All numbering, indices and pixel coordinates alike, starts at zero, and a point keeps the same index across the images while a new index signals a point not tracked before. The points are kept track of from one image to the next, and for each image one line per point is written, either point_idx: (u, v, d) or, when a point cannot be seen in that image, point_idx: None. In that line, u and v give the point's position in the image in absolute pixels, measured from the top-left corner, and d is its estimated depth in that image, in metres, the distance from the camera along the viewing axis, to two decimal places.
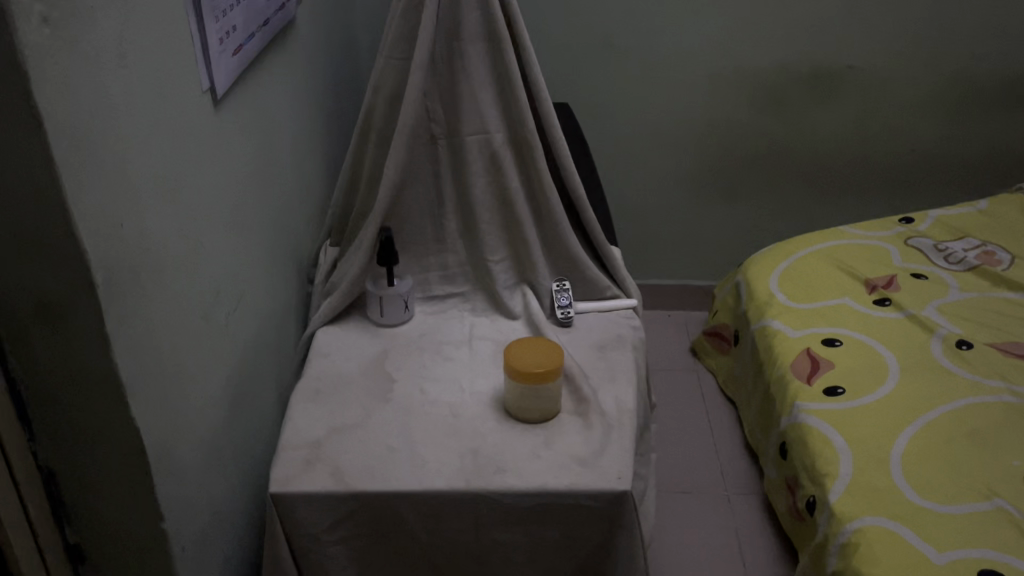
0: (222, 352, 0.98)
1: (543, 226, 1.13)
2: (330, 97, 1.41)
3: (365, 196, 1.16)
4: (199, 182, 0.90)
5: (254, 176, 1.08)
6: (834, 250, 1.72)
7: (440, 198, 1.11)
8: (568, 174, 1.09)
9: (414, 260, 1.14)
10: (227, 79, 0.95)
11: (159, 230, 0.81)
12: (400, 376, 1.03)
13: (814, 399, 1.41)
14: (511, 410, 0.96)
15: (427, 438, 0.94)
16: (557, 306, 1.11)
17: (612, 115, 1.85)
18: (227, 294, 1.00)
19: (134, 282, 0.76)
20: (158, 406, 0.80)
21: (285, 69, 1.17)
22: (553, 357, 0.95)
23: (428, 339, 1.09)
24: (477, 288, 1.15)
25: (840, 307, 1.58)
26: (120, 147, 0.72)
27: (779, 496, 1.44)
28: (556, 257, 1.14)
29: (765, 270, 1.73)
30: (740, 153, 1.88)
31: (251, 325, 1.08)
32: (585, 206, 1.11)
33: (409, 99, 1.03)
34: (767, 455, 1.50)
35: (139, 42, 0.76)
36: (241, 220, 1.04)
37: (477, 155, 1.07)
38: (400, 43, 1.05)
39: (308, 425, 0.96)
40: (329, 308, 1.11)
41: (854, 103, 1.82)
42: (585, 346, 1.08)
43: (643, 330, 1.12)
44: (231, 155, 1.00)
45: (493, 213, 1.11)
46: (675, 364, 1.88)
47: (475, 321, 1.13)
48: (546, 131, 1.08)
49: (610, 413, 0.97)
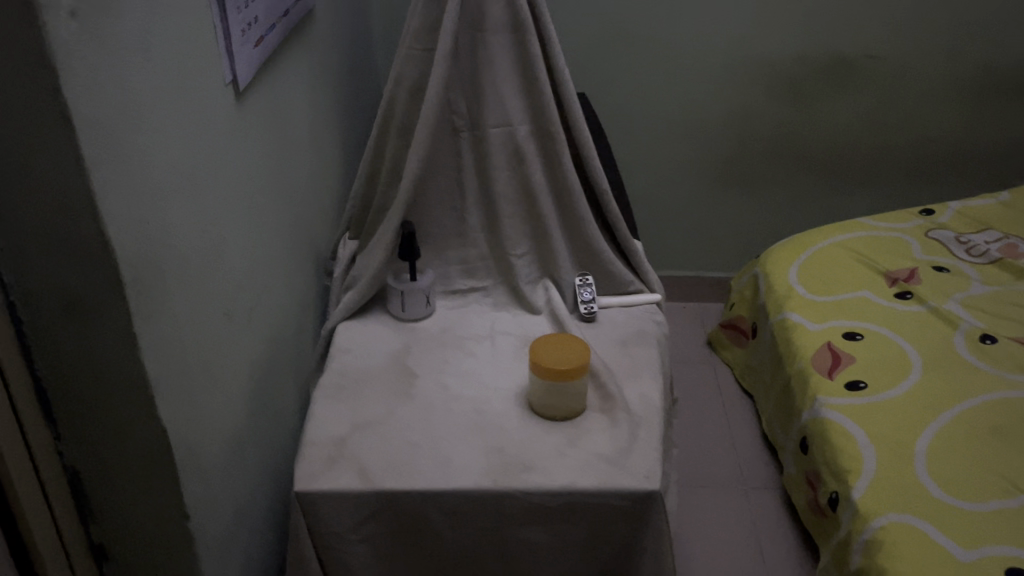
0: (244, 347, 0.96)
1: (566, 219, 1.11)
2: (347, 88, 1.39)
3: (386, 188, 1.14)
4: (222, 177, 0.89)
5: (275, 170, 1.07)
6: (853, 242, 1.70)
7: (462, 191, 1.10)
8: (592, 167, 1.08)
9: (435, 254, 1.13)
10: (249, 72, 0.94)
11: (184, 225, 0.80)
12: (423, 372, 1.02)
13: (835, 394, 1.39)
14: (536, 407, 0.95)
15: (452, 435, 0.93)
16: (581, 301, 1.10)
17: (629, 105, 1.83)
18: (249, 289, 0.98)
19: (160, 279, 0.74)
20: (183, 405, 0.79)
21: (304, 59, 1.16)
22: (579, 354, 0.94)
23: (450, 334, 1.08)
24: (499, 282, 1.13)
25: (860, 300, 1.56)
26: (145, 142, 0.71)
27: (799, 491, 1.42)
28: (579, 251, 1.12)
29: (784, 262, 1.72)
30: (757, 144, 1.86)
31: (272, 320, 1.07)
32: (609, 198, 1.10)
33: (432, 91, 1.02)
34: (786, 450, 1.49)
35: (163, 34, 0.74)
36: (261, 215, 1.02)
37: (500, 148, 1.06)
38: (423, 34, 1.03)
39: (331, 422, 0.95)
40: (351, 303, 1.10)
41: (873, 92, 1.80)
42: (609, 342, 1.07)
43: (666, 325, 1.11)
44: (252, 148, 0.98)
45: (515, 206, 1.09)
46: (691, 356, 1.87)
47: (496, 315, 1.11)
48: (570, 124, 1.06)
49: (637, 410, 0.96)
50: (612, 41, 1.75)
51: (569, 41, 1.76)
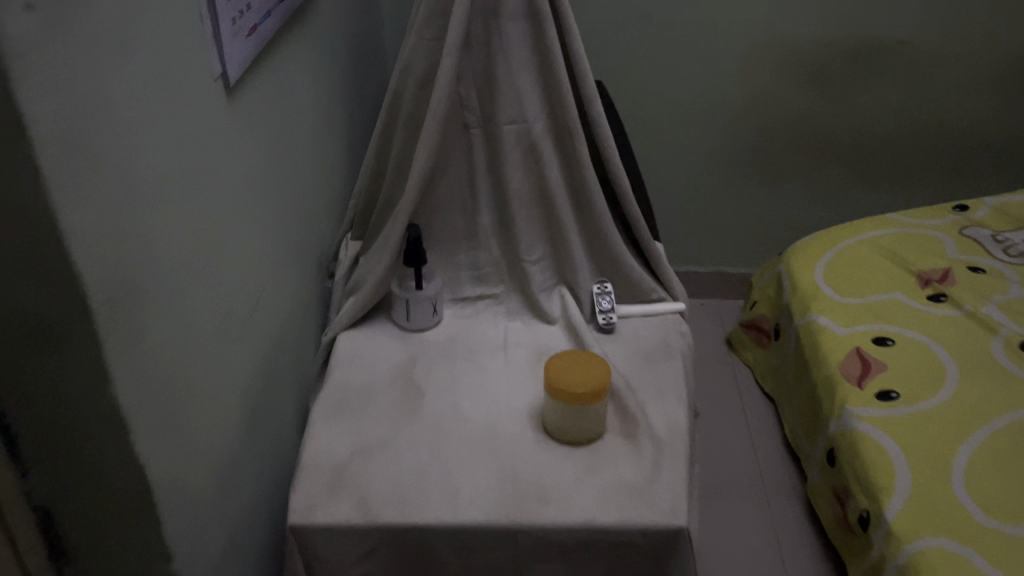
0: (236, 363, 0.89)
1: (585, 222, 1.03)
2: (352, 77, 1.31)
3: (391, 187, 1.06)
4: (212, 180, 0.81)
5: (272, 168, 0.99)
6: (882, 239, 1.62)
7: (473, 191, 1.02)
8: (614, 167, 1.00)
9: (444, 258, 1.05)
10: (241, 65, 0.86)
11: (168, 236, 0.72)
12: (429, 388, 0.95)
13: (866, 403, 1.32)
14: (553, 430, 0.88)
15: (462, 460, 0.85)
16: (599, 310, 1.02)
17: (648, 93, 1.74)
18: (243, 299, 0.91)
19: (138, 298, 0.67)
20: (164, 435, 0.72)
21: (304, 48, 1.08)
22: (599, 374, 0.87)
23: (459, 345, 1.01)
24: (512, 288, 1.06)
25: (891, 302, 1.48)
26: (121, 148, 0.64)
27: (825, 504, 1.35)
28: (598, 257, 1.04)
29: (809, 260, 1.63)
30: (781, 133, 1.77)
31: (268, 329, 0.99)
32: (631, 201, 1.02)
33: (441, 85, 0.93)
34: (812, 460, 1.41)
35: (140, 24, 0.66)
36: (256, 217, 0.95)
37: (514, 146, 0.98)
38: (431, 21, 0.95)
39: (331, 445, 0.88)
40: (353, 311, 1.03)
41: (905, 80, 1.70)
42: (629, 355, 0.99)
43: (691, 337, 1.03)
44: (246, 147, 0.90)
45: (531, 209, 1.01)
46: (710, 355, 1.80)
47: (509, 324, 1.04)
48: (590, 121, 0.97)
49: (662, 433, 0.88)
50: (632, 26, 1.66)
51: (586, 26, 1.67)
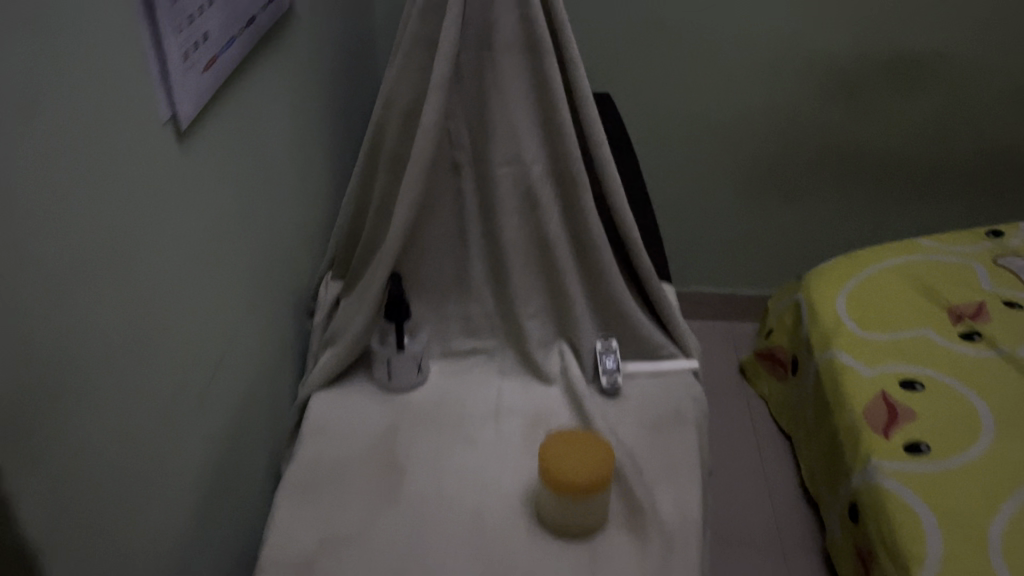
0: (192, 440, 0.79)
1: (588, 273, 0.92)
2: (337, 97, 1.20)
3: (373, 230, 0.95)
4: (159, 239, 0.71)
5: (240, 211, 0.88)
6: (910, 268, 1.50)
7: (464, 236, 0.91)
8: (621, 214, 0.89)
9: (432, 309, 0.94)
10: (198, 104, 0.75)
11: (97, 316, 0.61)
12: (410, 464, 0.84)
13: (892, 457, 1.21)
14: (549, 521, 0.78)
15: (443, 557, 0.76)
16: (602, 371, 0.91)
17: (660, 105, 1.62)
18: (199, 364, 0.80)
19: (56, 399, 0.56)
20: (90, 553, 0.61)
21: (279, 72, 0.97)
22: (603, 461, 0.76)
23: (446, 410, 0.90)
24: (507, 344, 0.95)
25: (920, 340, 1.37)
26: (32, 229, 0.53)
27: (846, 562, 1.24)
28: (603, 311, 0.94)
29: (830, 288, 1.52)
30: (802, 148, 1.65)
31: (234, 391, 0.89)
32: (640, 251, 0.90)
33: (427, 123, 0.82)
34: (831, 513, 1.31)
35: (62, 72, 0.55)
36: (220, 269, 0.84)
37: (509, 190, 0.87)
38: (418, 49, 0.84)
39: (297, 535, 0.78)
40: (327, 370, 0.92)
41: (937, 93, 1.58)
42: (636, 425, 0.88)
43: (705, 401, 0.92)
44: (207, 193, 0.80)
45: (528, 259, 0.90)
46: (722, 385, 1.69)
47: (503, 385, 0.93)
48: (595, 163, 0.86)
49: (672, 526, 0.78)
50: (644, 34, 1.54)
51: (594, 34, 1.56)
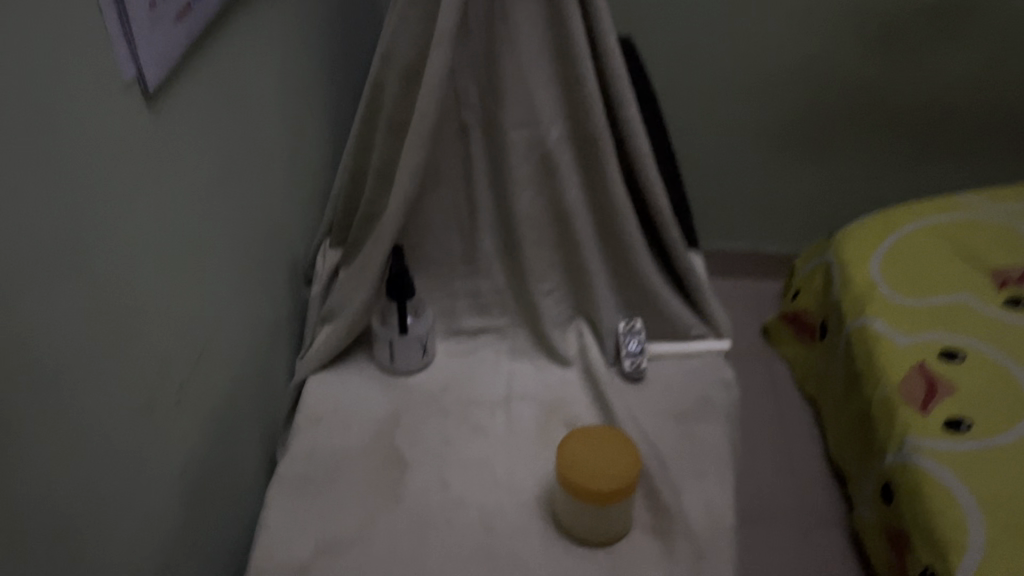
0: (177, 434, 0.71)
1: (610, 246, 0.83)
2: (333, 44, 1.10)
3: (372, 196, 0.87)
4: (134, 216, 0.62)
5: (228, 176, 0.79)
6: (950, 228, 1.40)
7: (473, 205, 0.82)
8: (648, 182, 0.80)
9: (438, 284, 0.86)
10: (167, 61, 0.65)
11: (58, 317, 0.53)
12: (415, 457, 0.77)
13: (930, 433, 1.13)
14: (567, 526, 0.70)
15: (448, 563, 0.68)
16: (624, 353, 0.84)
17: (684, 49, 1.51)
18: (188, 350, 0.73)
19: (8, 418, 0.48)
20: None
21: (267, 19, 0.87)
22: (627, 463, 0.69)
23: (453, 396, 0.82)
24: (519, 322, 0.86)
25: (959, 307, 1.28)
26: None
27: (875, 541, 1.18)
28: (625, 287, 0.85)
29: (864, 249, 1.43)
30: (831, 98, 1.54)
31: (226, 375, 0.81)
32: (668, 221, 0.82)
33: (431, 81, 0.73)
34: (862, 489, 1.23)
35: (5, 26, 0.46)
36: (206, 242, 0.76)
37: (524, 155, 0.78)
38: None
39: (288, 538, 0.71)
40: (325, 351, 0.84)
41: (982, 40, 1.46)
42: (661, 414, 0.81)
43: (736, 386, 0.84)
44: (189, 158, 0.71)
45: (543, 231, 0.82)
46: (743, 348, 1.61)
47: (515, 367, 0.85)
48: (620, 125, 0.77)
49: (702, 533, 0.70)
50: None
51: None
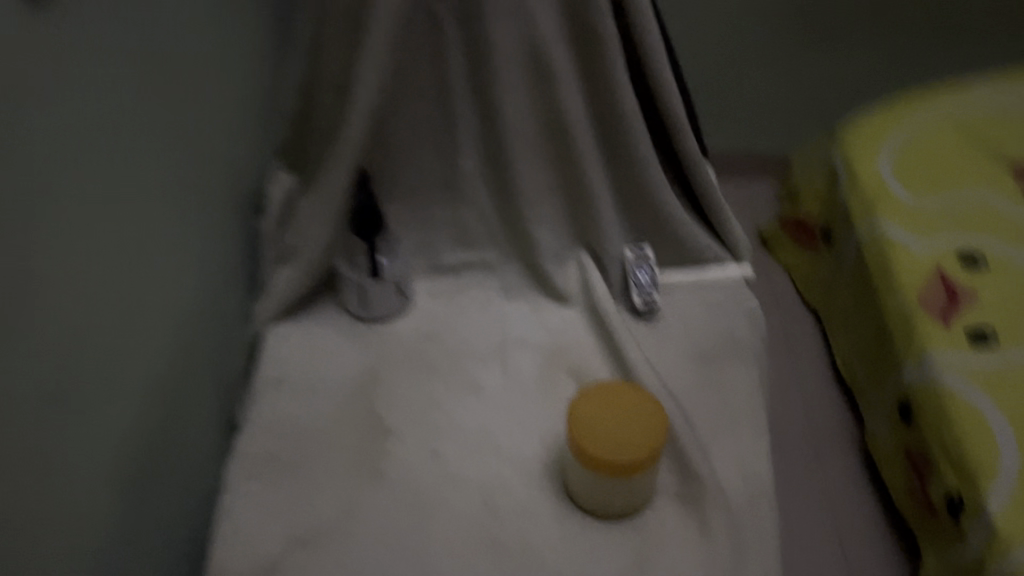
0: (152, 416, 0.57)
1: (615, 163, 0.70)
2: None
3: (330, 111, 0.72)
4: (89, 145, 0.46)
5: (189, 91, 0.63)
6: (977, 110, 1.15)
7: (449, 118, 0.67)
8: (663, 83, 0.65)
9: (413, 215, 0.72)
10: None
11: None
12: (397, 425, 0.65)
13: (956, 345, 0.92)
14: (584, 501, 0.60)
15: (447, 556, 0.58)
16: (634, 287, 0.71)
17: None
18: (162, 316, 0.59)
19: None
20: None
21: None
22: (649, 430, 0.57)
23: (437, 347, 0.70)
24: (510, 255, 0.74)
25: (985, 204, 1.05)
26: None
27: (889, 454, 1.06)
28: (634, 210, 0.72)
29: (872, 137, 1.17)
30: None
31: (205, 334, 0.68)
32: (683, 128, 0.68)
33: None
34: (867, 401, 1.10)
35: None
36: (174, 176, 0.60)
37: (513, 54, 0.63)
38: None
39: (255, 530, 0.59)
40: (283, 302, 0.71)
41: None
42: (682, 356, 0.70)
43: (762, 317, 0.73)
44: (145, 69, 0.54)
45: (536, 147, 0.68)
46: None
47: (508, 308, 0.73)
48: (625, 14, 0.63)
49: (739, 503, 0.61)
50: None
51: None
